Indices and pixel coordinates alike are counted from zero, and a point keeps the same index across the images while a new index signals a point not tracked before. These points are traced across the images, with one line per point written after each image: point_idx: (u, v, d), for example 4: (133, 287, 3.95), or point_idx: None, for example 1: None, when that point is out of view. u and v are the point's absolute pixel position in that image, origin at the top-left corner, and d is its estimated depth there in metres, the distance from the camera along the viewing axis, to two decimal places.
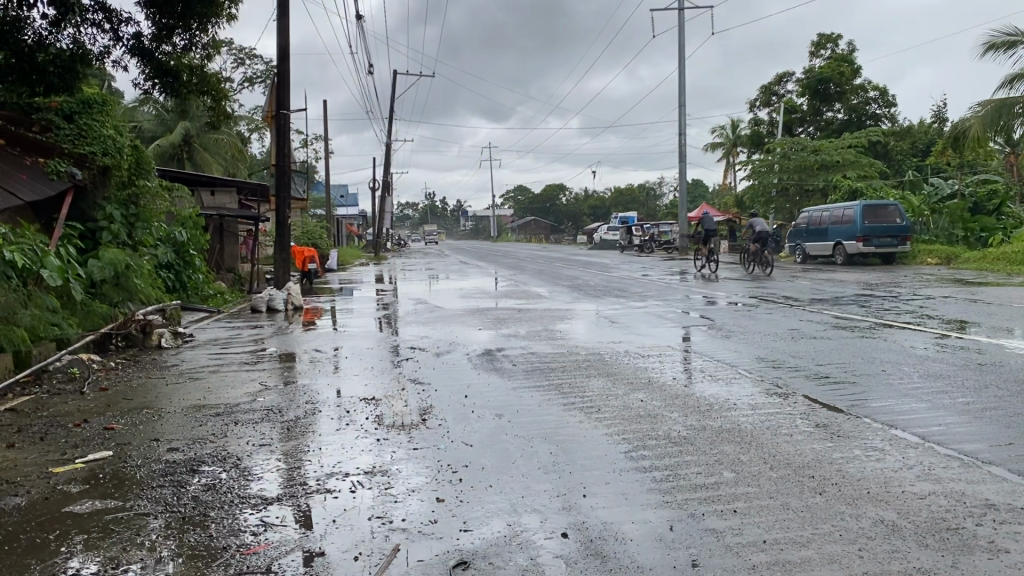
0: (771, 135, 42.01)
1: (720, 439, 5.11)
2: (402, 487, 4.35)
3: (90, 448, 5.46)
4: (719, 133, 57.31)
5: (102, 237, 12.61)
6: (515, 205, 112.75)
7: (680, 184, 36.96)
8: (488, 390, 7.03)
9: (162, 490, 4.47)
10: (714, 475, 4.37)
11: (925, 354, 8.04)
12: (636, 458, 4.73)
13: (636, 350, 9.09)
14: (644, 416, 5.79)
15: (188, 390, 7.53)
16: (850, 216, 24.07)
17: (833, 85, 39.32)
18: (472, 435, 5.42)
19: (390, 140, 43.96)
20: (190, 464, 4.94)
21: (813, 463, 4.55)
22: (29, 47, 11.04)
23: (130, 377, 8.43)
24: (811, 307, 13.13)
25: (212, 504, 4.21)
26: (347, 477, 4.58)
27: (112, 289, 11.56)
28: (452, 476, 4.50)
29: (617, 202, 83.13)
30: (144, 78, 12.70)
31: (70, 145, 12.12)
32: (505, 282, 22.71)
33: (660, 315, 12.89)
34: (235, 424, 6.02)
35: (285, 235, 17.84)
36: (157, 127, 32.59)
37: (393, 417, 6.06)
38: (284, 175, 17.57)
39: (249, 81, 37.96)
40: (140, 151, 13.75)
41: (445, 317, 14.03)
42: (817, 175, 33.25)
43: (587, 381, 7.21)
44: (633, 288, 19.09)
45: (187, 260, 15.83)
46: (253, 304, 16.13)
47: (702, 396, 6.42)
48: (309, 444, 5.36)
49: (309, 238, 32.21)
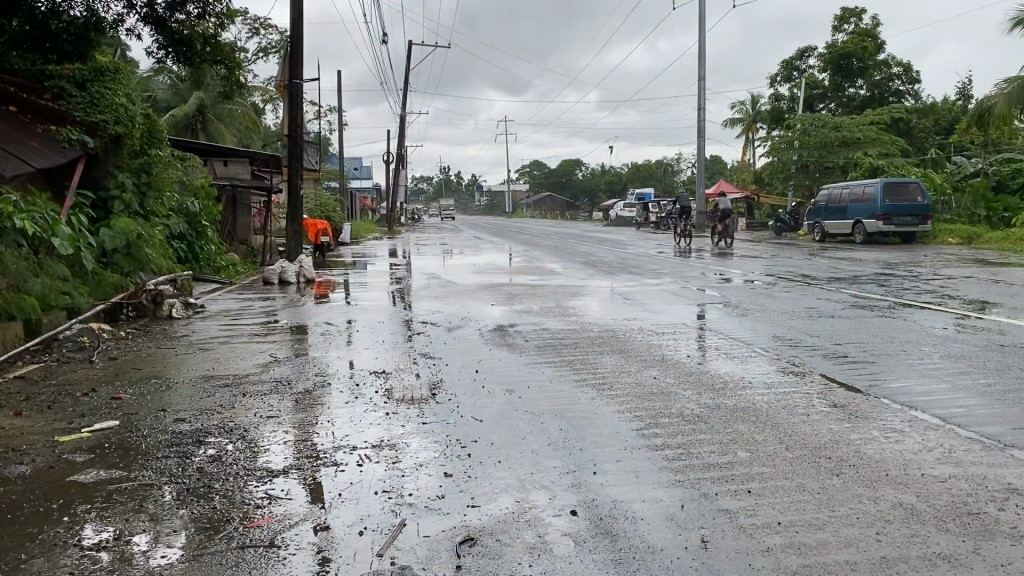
0: (792, 111, 41.49)
1: (735, 418, 5.00)
2: (411, 462, 4.27)
3: (97, 417, 5.42)
4: (739, 109, 56.74)
5: (114, 206, 12.59)
6: (532, 180, 112.29)
7: (698, 160, 36.60)
8: (500, 365, 6.95)
9: (167, 461, 4.41)
10: (728, 455, 4.27)
11: (946, 334, 7.88)
12: (648, 436, 4.64)
13: (650, 327, 8.98)
14: (658, 393, 5.69)
15: (197, 361, 7.49)
16: (871, 194, 23.79)
17: (856, 60, 38.76)
18: (482, 410, 5.34)
19: (405, 112, 43.76)
20: (197, 436, 4.88)
21: (830, 443, 4.44)
22: None
23: (140, 347, 8.40)
24: (829, 285, 12.95)
25: (218, 476, 4.15)
26: (355, 451, 4.51)
27: (123, 259, 11.56)
28: (461, 451, 4.42)
29: (634, 178, 82.61)
30: (157, 46, 12.64)
31: (82, 113, 11.91)
32: (519, 257, 22.60)
33: (676, 292, 12.76)
34: (243, 395, 5.97)
35: (298, 207, 17.77)
36: (172, 98, 32.55)
37: (403, 391, 5.99)
38: (296, 146, 17.47)
39: (264, 52, 37.80)
40: (153, 121, 13.69)
41: (458, 291, 13.94)
42: (837, 152, 32.86)
43: (599, 358, 7.11)
44: (649, 264, 18.95)
45: (199, 231, 15.83)
46: (265, 276, 16.11)
47: (716, 375, 6.31)
48: (318, 417, 5.29)
49: (323, 211, 32.17)
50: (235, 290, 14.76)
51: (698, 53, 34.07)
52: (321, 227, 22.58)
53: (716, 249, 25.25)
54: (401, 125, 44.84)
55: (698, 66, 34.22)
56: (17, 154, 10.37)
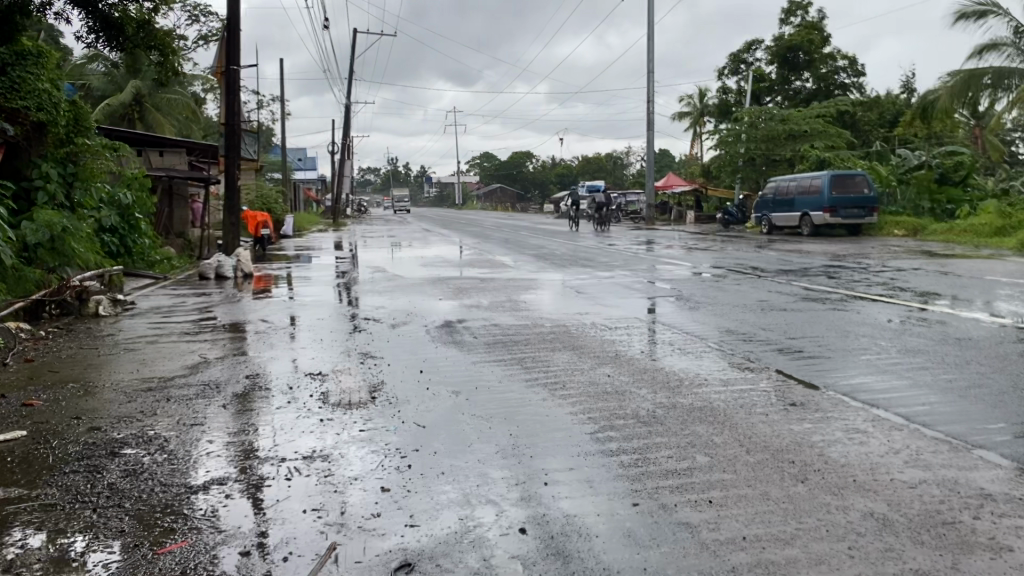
0: (739, 104, 41.76)
1: (692, 419, 4.74)
2: (345, 475, 3.93)
3: (1, 427, 4.95)
4: (686, 102, 57.16)
5: (38, 198, 11.92)
6: (482, 173, 111.84)
7: (647, 153, 36.59)
8: (446, 364, 6.61)
9: (73, 476, 3.99)
10: (687, 461, 3.99)
11: (900, 327, 7.75)
12: (602, 441, 4.35)
13: (601, 321, 8.72)
14: (610, 392, 5.42)
15: (121, 362, 7.02)
16: (818, 186, 23.94)
17: (802, 54, 39.14)
18: (425, 415, 5.00)
19: (351, 103, 43.07)
20: (110, 447, 4.46)
21: (793, 446, 4.20)
22: None
23: (62, 347, 7.87)
24: (780, 277, 12.86)
25: (130, 493, 3.76)
26: (284, 463, 4.14)
27: (48, 254, 10.90)
28: (401, 461, 4.10)
29: (585, 170, 82.70)
30: (88, 31, 11.99)
31: (2, 99, 11.26)
32: (469, 250, 22.24)
33: (627, 285, 12.52)
34: (167, 400, 5.55)
35: (237, 200, 17.15)
36: (109, 86, 31.43)
37: (341, 394, 5.62)
38: (236, 136, 16.84)
39: (206, 40, 36.80)
40: (80, 107, 13.01)
41: (404, 285, 13.53)
42: (784, 145, 33.09)
43: (551, 354, 6.82)
44: (600, 257, 18.77)
45: (133, 225, 15.13)
46: (202, 271, 15.49)
47: (670, 371, 6.07)
48: (248, 424, 4.92)
49: (267, 203, 31.34)
50: (171, 285, 14.12)
51: (647, 45, 34.00)
52: (264, 220, 21.97)
53: (666, 242, 25.19)
54: (347, 117, 44.09)
55: (647, 59, 34.23)
56: None
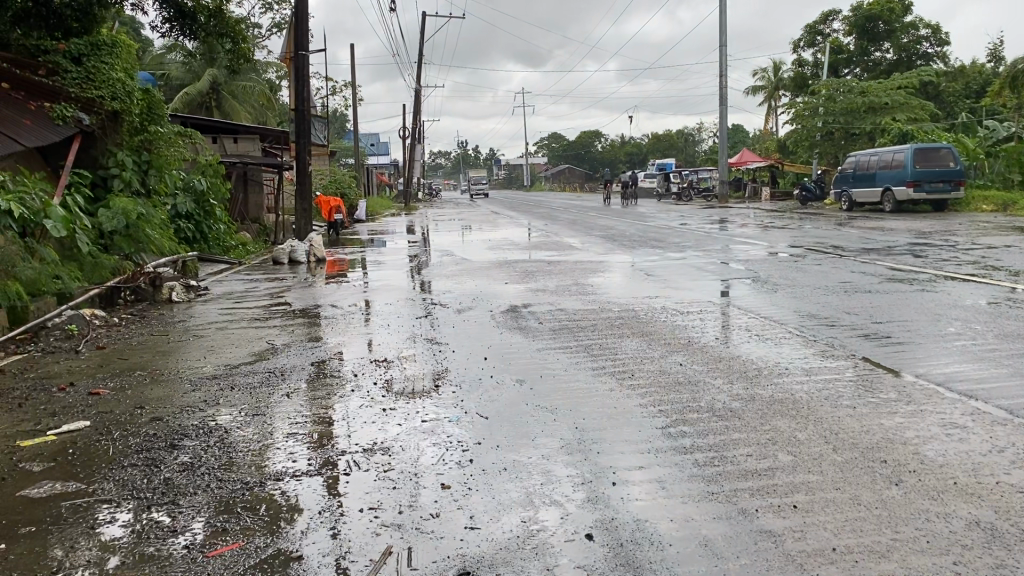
0: (816, 77, 40.40)
1: (773, 413, 4.44)
2: (404, 470, 3.77)
3: (67, 417, 4.94)
4: (761, 76, 55.83)
5: (114, 185, 12.09)
6: (550, 153, 111.33)
7: (719, 129, 35.70)
8: (511, 351, 6.42)
9: (132, 470, 3.92)
10: (767, 460, 3.71)
11: (995, 310, 7.26)
12: (675, 436, 4.09)
13: (674, 305, 8.41)
14: (684, 382, 5.15)
15: (190, 349, 7.03)
16: (900, 160, 22.90)
17: (882, 23, 37.72)
18: (488, 405, 4.81)
19: (420, 86, 43.16)
20: (170, 438, 4.38)
21: (884, 443, 3.87)
22: None
23: (133, 334, 7.94)
24: (861, 257, 12.28)
25: (187, 489, 3.66)
26: (344, 456, 4.00)
27: (123, 240, 11.06)
28: (462, 456, 3.92)
29: (655, 148, 81.58)
30: (162, 20, 12.11)
31: (77, 89, 11.55)
32: (538, 232, 22.04)
33: (700, 267, 12.14)
34: (231, 389, 5.49)
35: (306, 185, 17.24)
36: (185, 75, 32.00)
37: (403, 383, 5.48)
38: (304, 121, 16.89)
39: (277, 26, 37.17)
40: (152, 95, 13.16)
41: (472, 269, 13.38)
42: (864, 118, 31.89)
43: (621, 341, 6.57)
44: (671, 237, 18.36)
45: (206, 211, 15.33)
46: (274, 256, 15.61)
47: (748, 359, 5.76)
48: (309, 413, 4.81)
49: (338, 187, 31.57)
50: (243, 270, 14.26)
51: (719, 18, 33.05)
52: (335, 205, 22.14)
53: (740, 221, 24.53)
54: (415, 99, 44.12)
55: (720, 32, 33.33)
56: (7, 133, 9.79)
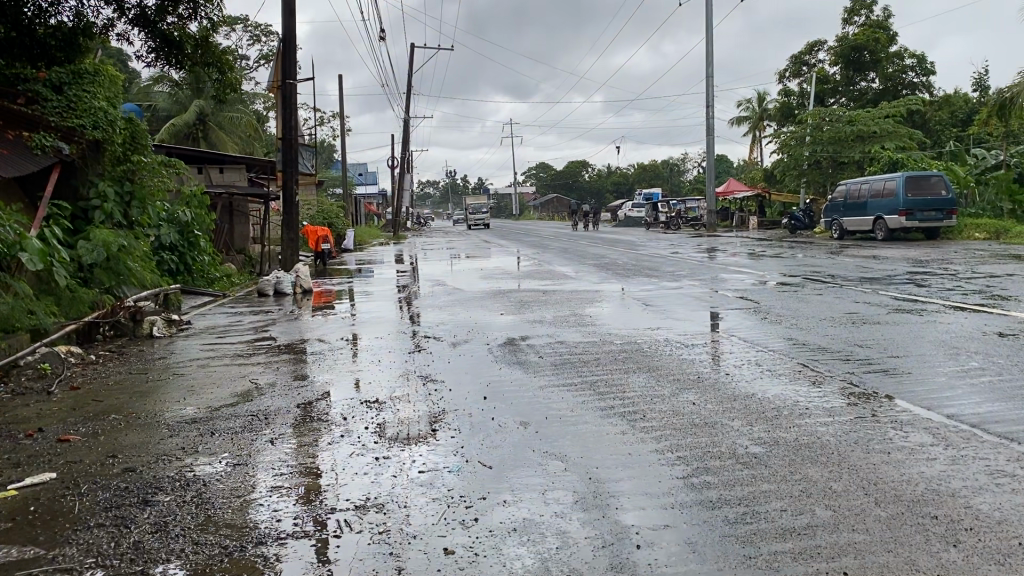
0: (803, 106, 40.53)
1: (802, 458, 4.09)
2: (401, 532, 3.38)
3: (32, 468, 4.52)
4: (746, 106, 56.22)
5: (94, 216, 11.68)
6: (537, 183, 111.61)
7: (707, 158, 35.68)
8: (511, 390, 6.02)
9: (99, 531, 3.52)
10: (805, 516, 3.35)
11: (1013, 343, 6.96)
12: (699, 488, 3.73)
13: (677, 339, 8.06)
14: (700, 425, 4.78)
15: (170, 389, 6.61)
16: (892, 188, 22.74)
17: (868, 53, 37.96)
18: (491, 453, 4.44)
19: (408, 116, 43.11)
20: (143, 494, 3.98)
21: (930, 495, 3.52)
22: (27, 20, 10.32)
23: (109, 373, 7.51)
24: (860, 286, 12.02)
25: (158, 556, 3.26)
26: (333, 515, 3.62)
27: (104, 274, 10.67)
28: (466, 514, 3.54)
29: (642, 177, 81.95)
30: (147, 51, 11.75)
31: (58, 118, 11.17)
32: (528, 262, 21.72)
33: (697, 297, 11.84)
34: (211, 434, 5.09)
35: (294, 215, 16.87)
36: (172, 106, 31.76)
37: (398, 427, 5.09)
38: (291, 150, 16.54)
39: (265, 57, 37.04)
40: (136, 124, 12.80)
41: (464, 300, 13.01)
42: (852, 147, 31.95)
43: (627, 378, 6.20)
44: (665, 266, 18.10)
45: (191, 242, 14.92)
46: (260, 288, 15.20)
47: (765, 398, 5.41)
48: (297, 462, 4.43)
49: (324, 217, 31.25)
50: (227, 303, 13.88)
51: (706, 49, 33.18)
52: (323, 234, 21.80)
53: (731, 249, 24.33)
54: (403, 130, 44.04)
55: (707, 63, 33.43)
56: None
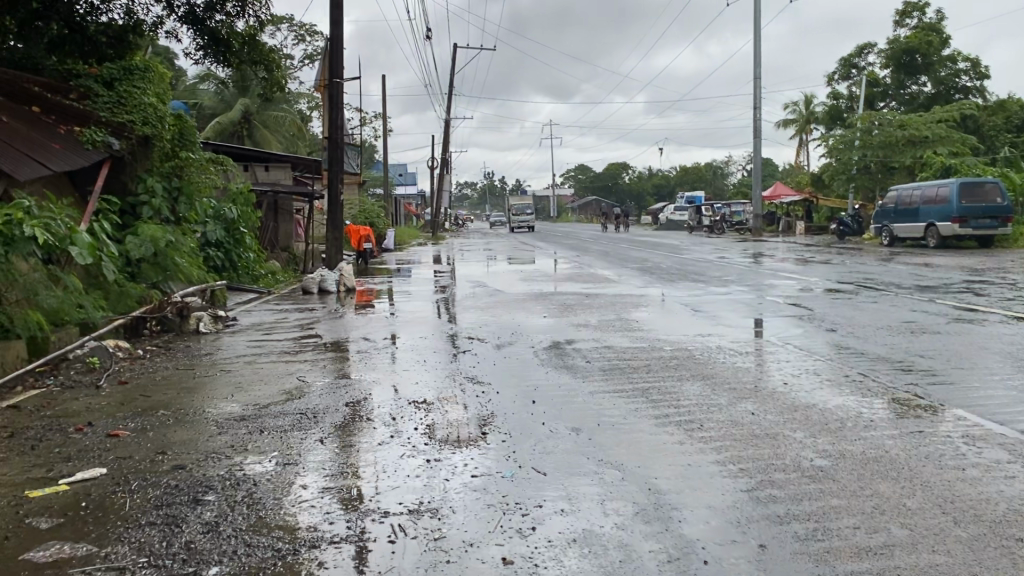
0: (851, 110, 39.81)
1: (871, 473, 3.92)
2: (456, 539, 3.28)
3: (82, 463, 4.50)
4: (792, 109, 55.48)
5: (143, 212, 11.79)
6: (577, 185, 111.35)
7: (751, 162, 35.19)
8: (560, 394, 5.91)
9: (151, 530, 3.47)
10: (880, 534, 3.19)
11: None
12: (764, 502, 3.59)
13: (729, 345, 7.87)
14: (762, 436, 4.63)
15: (217, 386, 6.60)
16: (944, 195, 22.23)
17: (920, 56, 37.17)
18: (544, 458, 4.33)
19: (450, 117, 43.20)
20: (194, 492, 3.93)
21: (1011, 516, 3.34)
22: None
23: (158, 368, 7.54)
24: (916, 294, 11.71)
25: (210, 557, 3.20)
26: (387, 519, 3.53)
27: (151, 269, 10.75)
28: (523, 522, 3.43)
29: (683, 180, 81.35)
30: (195, 48, 11.85)
31: (109, 113, 11.26)
32: (570, 264, 21.57)
33: (745, 302, 11.61)
34: (259, 433, 5.03)
35: (338, 213, 16.91)
36: (218, 104, 32.17)
37: (448, 429, 5.00)
38: (337, 149, 16.59)
39: (310, 57, 37.32)
40: (184, 121, 12.86)
41: (509, 301, 12.90)
42: (904, 152, 31.24)
43: (680, 385, 6.04)
44: (711, 271, 17.84)
45: (237, 239, 15.01)
46: (304, 286, 15.26)
47: (827, 409, 5.23)
48: (346, 462, 4.36)
49: (367, 217, 31.39)
50: (272, 300, 13.95)
51: (754, 51, 32.74)
52: (365, 234, 21.86)
53: (777, 254, 23.93)
54: (445, 131, 44.16)
55: (754, 65, 33.01)
56: (35, 157, 9.46)
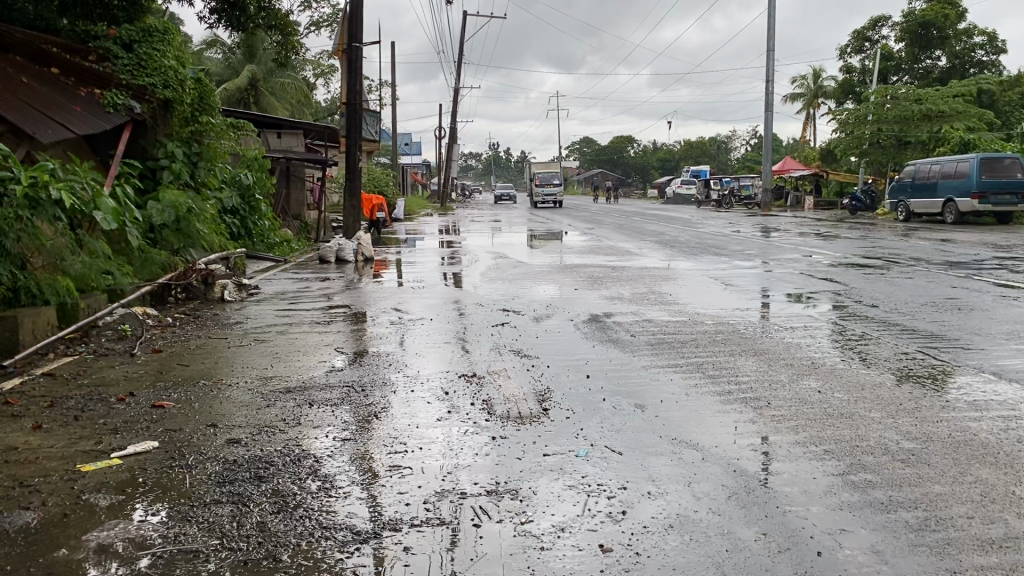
0: (865, 84, 39.29)
1: (967, 457, 3.73)
2: (545, 523, 3.10)
3: (131, 436, 4.31)
4: (801, 83, 54.89)
5: (163, 177, 11.55)
6: (581, 158, 110.70)
7: (763, 135, 34.75)
8: (613, 369, 5.73)
9: (219, 509, 3.29)
10: (998, 525, 3.00)
11: None
12: (863, 487, 3.41)
13: (772, 321, 7.67)
14: (839, 416, 4.44)
15: (254, 356, 6.40)
16: (965, 169, 21.93)
17: (936, 30, 36.68)
18: (616, 437, 4.13)
19: (457, 86, 42.61)
20: (255, 468, 3.74)
21: None
22: None
23: (189, 336, 7.35)
24: (950, 270, 11.49)
25: (285, 540, 3.01)
26: (465, 501, 3.34)
27: (173, 236, 10.54)
28: (613, 506, 3.24)
29: (688, 154, 80.76)
30: (207, 10, 11.48)
31: (128, 76, 10.96)
32: (585, 236, 21.32)
33: (774, 277, 11.38)
34: (309, 406, 4.84)
35: (356, 180, 16.66)
36: (224, 70, 31.65)
37: (505, 404, 4.81)
38: (355, 115, 16.30)
39: (316, 23, 36.66)
40: (204, 85, 12.49)
41: (533, 273, 12.68)
42: (920, 126, 30.66)
43: (736, 361, 5.86)
44: (731, 245, 17.58)
45: (252, 206, 14.78)
46: (321, 254, 15.05)
47: (900, 388, 5.02)
48: (408, 439, 4.17)
49: (376, 186, 31.05)
50: (291, 269, 13.75)
51: (769, 22, 32.24)
52: (378, 202, 21.55)
53: (791, 229, 23.65)
54: (453, 99, 43.59)
55: (769, 36, 32.51)
56: (57, 119, 9.18)
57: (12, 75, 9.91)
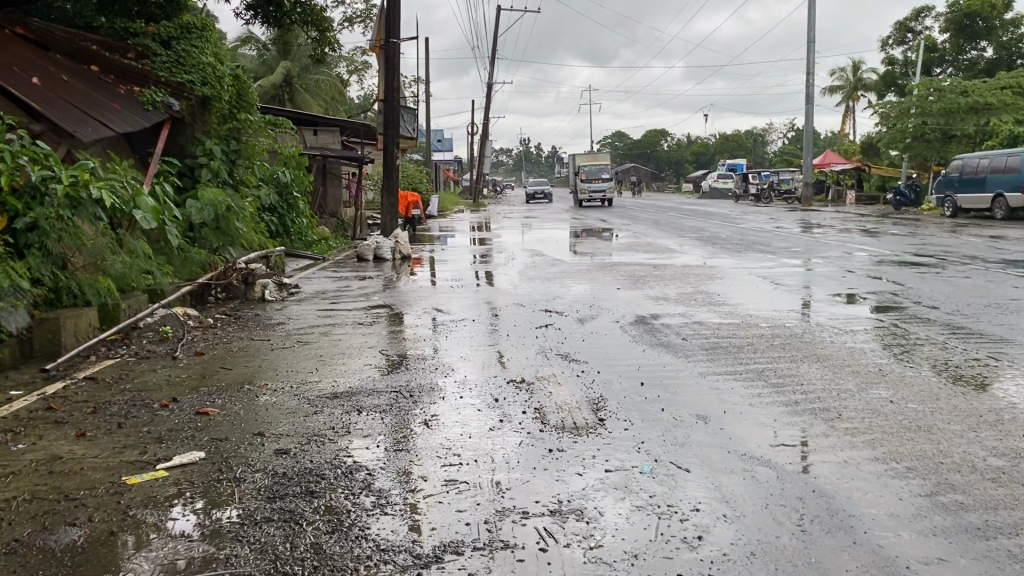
0: (907, 76, 38.47)
1: None
2: (616, 549, 2.91)
3: (177, 445, 4.18)
4: (840, 76, 53.94)
5: (201, 175, 11.49)
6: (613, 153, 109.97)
7: (802, 129, 34.12)
8: (669, 375, 5.50)
9: (271, 527, 3.14)
10: None
11: None
12: (955, 510, 3.17)
13: (829, 323, 7.39)
14: (917, 429, 4.18)
15: (297, 359, 6.26)
16: (1016, 163, 21.29)
17: (982, 20, 35.70)
18: (680, 451, 3.92)
19: (491, 81, 42.38)
20: (306, 482, 3.59)
21: None
22: None
23: (231, 337, 7.24)
24: (1008, 268, 11.07)
25: (342, 564, 2.84)
26: (528, 521, 3.15)
27: (212, 234, 10.48)
28: (687, 530, 3.04)
29: (723, 148, 79.79)
30: (245, 8, 11.42)
31: (167, 73, 10.90)
32: (623, 232, 21.02)
33: (824, 276, 11.04)
34: (357, 413, 4.68)
35: (393, 177, 16.54)
36: (259, 68, 31.73)
37: (559, 413, 4.61)
38: (392, 111, 16.17)
39: (350, 20, 36.62)
40: (243, 81, 12.42)
41: (574, 271, 12.44)
42: (965, 119, 29.87)
43: (798, 368, 5.60)
44: (775, 241, 17.19)
45: (290, 204, 14.71)
46: (359, 252, 14.96)
47: (978, 399, 4.74)
48: (460, 451, 3.99)
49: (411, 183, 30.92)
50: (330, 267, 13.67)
51: (808, 14, 31.62)
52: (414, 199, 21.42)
53: (834, 224, 23.13)
54: (487, 95, 43.38)
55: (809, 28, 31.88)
56: (97, 117, 9.13)
57: (53, 72, 9.89)
